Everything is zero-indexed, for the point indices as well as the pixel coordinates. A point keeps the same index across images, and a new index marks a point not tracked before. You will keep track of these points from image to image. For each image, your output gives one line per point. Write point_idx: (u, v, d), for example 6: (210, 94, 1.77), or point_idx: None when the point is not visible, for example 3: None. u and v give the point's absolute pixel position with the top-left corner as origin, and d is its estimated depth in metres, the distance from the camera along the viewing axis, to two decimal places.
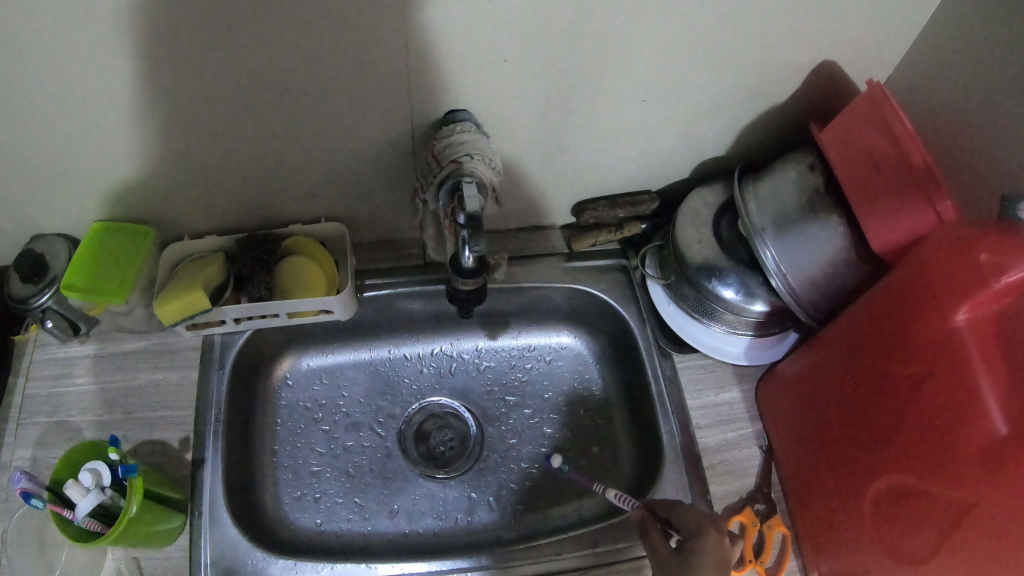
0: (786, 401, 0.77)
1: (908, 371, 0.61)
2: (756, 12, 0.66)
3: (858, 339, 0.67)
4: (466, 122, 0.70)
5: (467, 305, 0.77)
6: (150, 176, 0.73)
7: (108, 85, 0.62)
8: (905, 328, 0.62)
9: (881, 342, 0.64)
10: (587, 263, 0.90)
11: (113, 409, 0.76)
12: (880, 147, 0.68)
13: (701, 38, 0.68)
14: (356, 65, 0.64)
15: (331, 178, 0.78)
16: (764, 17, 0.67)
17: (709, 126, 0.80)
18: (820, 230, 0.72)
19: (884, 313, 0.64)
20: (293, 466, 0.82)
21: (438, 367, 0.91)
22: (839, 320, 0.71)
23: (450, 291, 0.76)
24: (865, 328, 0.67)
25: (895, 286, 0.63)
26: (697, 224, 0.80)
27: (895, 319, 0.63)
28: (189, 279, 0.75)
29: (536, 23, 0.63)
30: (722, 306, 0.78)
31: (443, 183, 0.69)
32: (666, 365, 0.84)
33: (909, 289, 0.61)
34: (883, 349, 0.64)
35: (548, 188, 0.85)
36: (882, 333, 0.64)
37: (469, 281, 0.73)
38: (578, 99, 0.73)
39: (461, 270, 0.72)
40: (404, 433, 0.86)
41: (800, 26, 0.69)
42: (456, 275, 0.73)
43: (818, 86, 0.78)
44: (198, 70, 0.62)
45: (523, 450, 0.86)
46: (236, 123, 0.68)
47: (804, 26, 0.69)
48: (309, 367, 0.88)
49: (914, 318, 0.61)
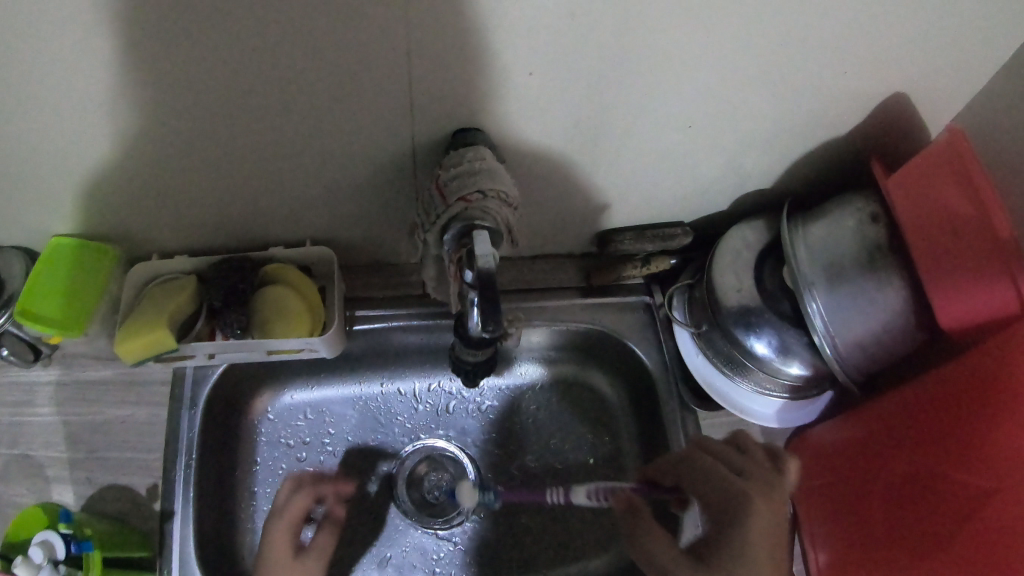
0: (814, 469, 0.71)
1: (970, 472, 0.55)
2: (826, 34, 0.56)
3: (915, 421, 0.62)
4: (480, 148, 0.60)
5: (476, 377, 0.63)
6: (115, 188, 0.64)
7: (64, 92, 0.53)
8: (974, 422, 0.56)
9: (942, 431, 0.59)
10: (608, 299, 0.78)
11: (78, 446, 0.70)
12: (954, 206, 0.60)
13: (761, 57, 0.57)
14: (351, 70, 0.54)
15: (322, 200, 0.68)
16: (837, 39, 0.57)
17: (758, 160, 0.70)
18: (874, 291, 0.65)
19: (953, 399, 0.59)
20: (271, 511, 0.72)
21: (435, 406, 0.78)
22: (894, 395, 0.65)
23: (456, 360, 0.63)
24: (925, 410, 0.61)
25: (971, 375, 0.57)
26: (736, 270, 0.71)
27: (963, 410, 0.57)
28: (154, 308, 0.65)
29: (568, 37, 0.53)
30: (755, 362, 0.70)
31: (449, 226, 0.58)
32: (689, 421, 0.72)
33: (988, 382, 0.56)
34: (943, 439, 0.58)
35: (568, 218, 0.75)
36: (945, 421, 0.59)
37: (480, 352, 0.60)
38: (609, 121, 0.62)
39: (470, 340, 0.59)
40: (395, 478, 0.75)
41: (875, 53, 0.59)
42: (464, 345, 0.59)
43: (882, 124, 0.68)
44: (166, 73, 0.52)
45: (529, 502, 0.75)
46: (212, 134, 0.59)
47: (881, 49, 0.59)
48: (292, 401, 0.76)
49: (988, 414, 0.55)
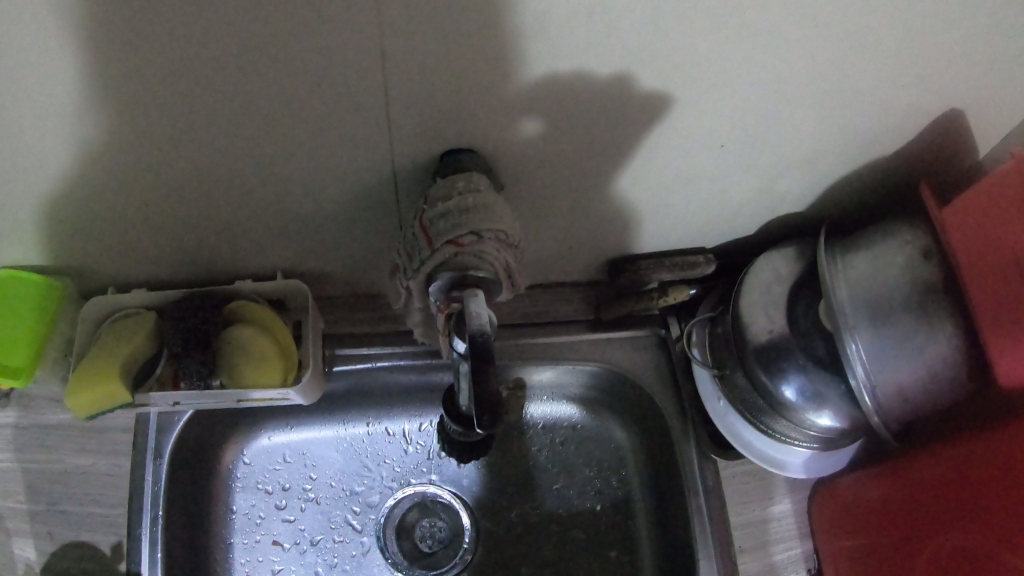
0: (841, 526, 0.64)
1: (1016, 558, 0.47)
2: (889, 39, 0.48)
3: (950, 483, 0.55)
4: (473, 175, 0.51)
5: (470, 456, 0.57)
6: (65, 216, 0.56)
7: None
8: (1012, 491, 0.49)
9: (976, 498, 0.52)
10: (618, 332, 0.71)
11: (37, 497, 0.63)
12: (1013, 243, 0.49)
13: (815, 60, 0.49)
14: (331, 83, 0.46)
15: (304, 230, 0.61)
16: (898, 43, 0.49)
17: (793, 180, 0.62)
18: (925, 340, 0.56)
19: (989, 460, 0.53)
20: (249, 565, 0.66)
21: (427, 448, 0.71)
22: (929, 453, 0.59)
23: (446, 437, 0.57)
24: (960, 471, 0.55)
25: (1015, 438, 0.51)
26: (766, 306, 0.62)
27: (1002, 475, 0.51)
28: (107, 354, 0.58)
29: (592, 47, 0.45)
30: (782, 410, 0.62)
31: (436, 273, 0.50)
32: (709, 471, 0.66)
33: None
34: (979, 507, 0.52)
35: (579, 244, 0.67)
36: (978, 484, 0.53)
37: (471, 434, 0.54)
38: (632, 136, 0.53)
39: (460, 420, 0.54)
40: (383, 527, 0.69)
41: (940, 60, 0.51)
42: (452, 420, 0.54)
43: (931, 140, 0.61)
44: (118, 86, 0.44)
45: (529, 553, 0.69)
46: (174, 156, 0.51)
47: (951, 48, 0.50)
48: (270, 443, 0.70)
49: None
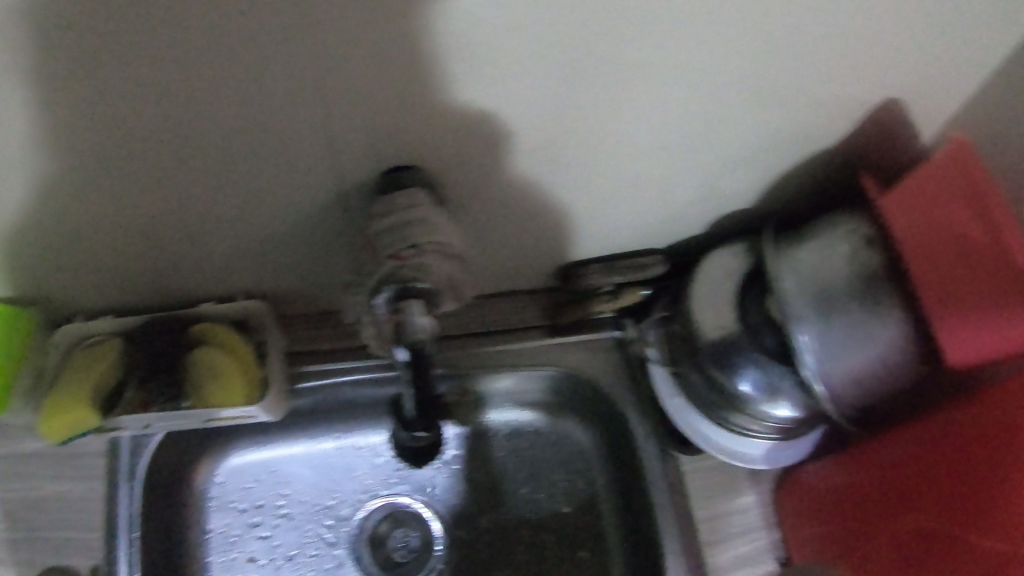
0: (807, 513, 0.64)
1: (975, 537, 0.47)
2: (807, 37, 0.50)
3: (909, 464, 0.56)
4: (413, 190, 0.53)
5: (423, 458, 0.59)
6: (28, 250, 0.58)
7: None
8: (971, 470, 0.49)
9: (937, 478, 0.52)
10: (577, 335, 0.72)
11: (16, 524, 0.65)
12: (962, 227, 0.50)
13: (739, 60, 0.50)
14: (269, 109, 0.48)
15: (260, 251, 0.63)
16: (817, 40, 0.50)
17: (734, 177, 0.64)
18: (866, 326, 0.57)
19: (945, 440, 0.53)
20: None
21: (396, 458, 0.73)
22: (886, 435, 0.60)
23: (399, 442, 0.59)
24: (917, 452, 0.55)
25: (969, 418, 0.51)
26: (716, 302, 0.64)
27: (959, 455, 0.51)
28: (75, 382, 0.60)
29: (517, 62, 0.46)
30: (736, 403, 0.64)
31: (382, 286, 0.52)
32: (671, 467, 0.67)
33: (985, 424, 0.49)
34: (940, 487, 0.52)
35: (531, 250, 0.68)
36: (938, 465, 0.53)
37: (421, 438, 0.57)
38: (569, 144, 0.55)
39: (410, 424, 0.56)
40: (357, 539, 0.70)
41: (861, 54, 0.53)
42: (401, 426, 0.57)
43: (864, 131, 0.62)
44: (64, 123, 0.46)
45: (500, 558, 0.70)
46: (129, 187, 0.53)
47: (871, 41, 0.52)
48: (242, 462, 0.71)
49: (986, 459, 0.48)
